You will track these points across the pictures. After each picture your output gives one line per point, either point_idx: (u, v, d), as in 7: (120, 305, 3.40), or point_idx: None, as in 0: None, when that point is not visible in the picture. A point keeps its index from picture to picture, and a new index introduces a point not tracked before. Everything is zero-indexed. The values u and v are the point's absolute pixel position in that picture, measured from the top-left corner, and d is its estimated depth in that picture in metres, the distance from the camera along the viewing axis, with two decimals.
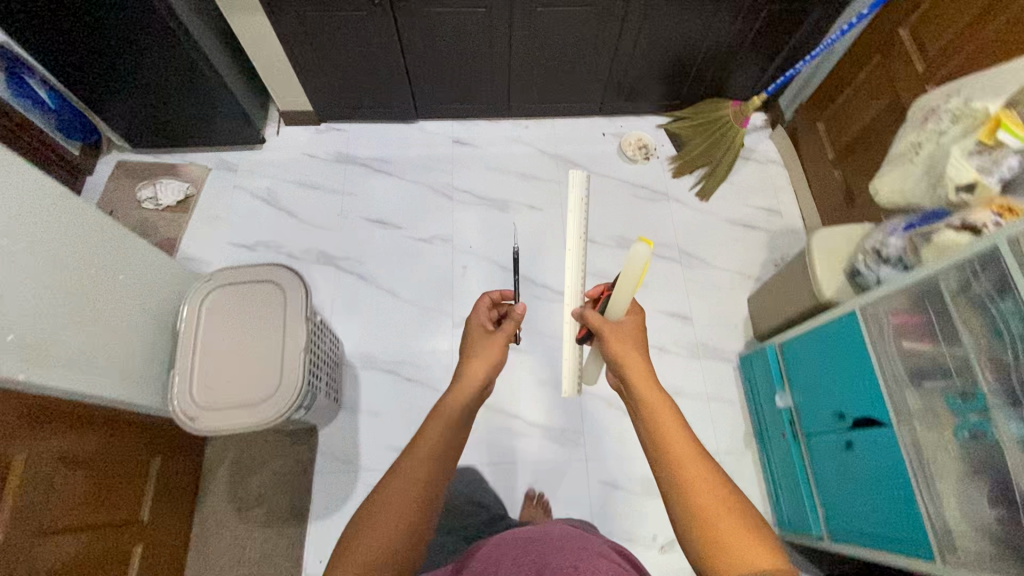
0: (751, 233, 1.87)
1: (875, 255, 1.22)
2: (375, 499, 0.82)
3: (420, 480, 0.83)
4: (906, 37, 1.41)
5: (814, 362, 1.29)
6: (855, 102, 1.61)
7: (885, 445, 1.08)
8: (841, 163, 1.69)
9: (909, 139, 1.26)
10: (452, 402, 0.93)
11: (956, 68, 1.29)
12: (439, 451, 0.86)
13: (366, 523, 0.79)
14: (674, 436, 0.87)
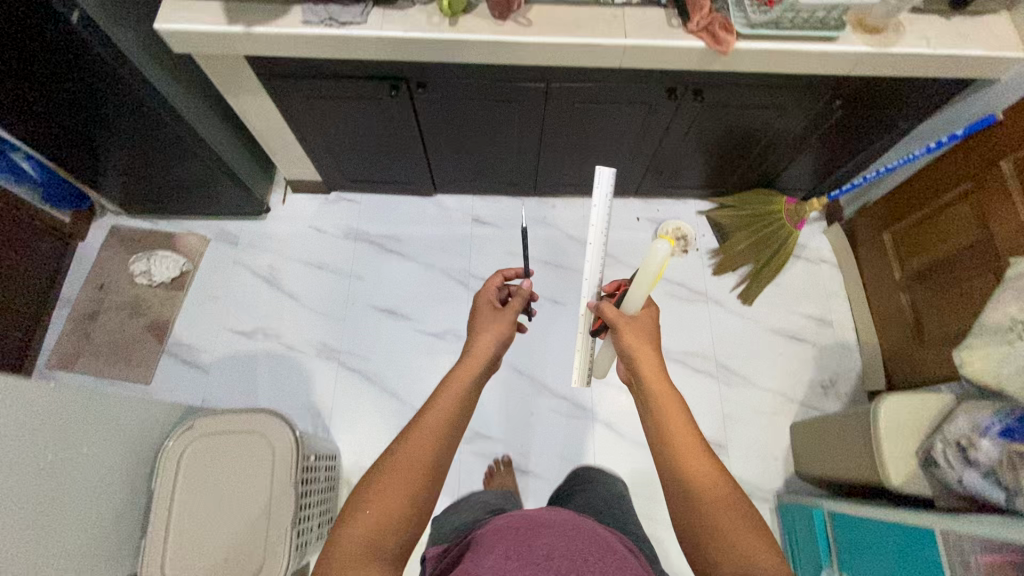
0: (797, 346, 1.68)
1: (959, 451, 1.07)
2: (368, 483, 0.74)
3: (421, 462, 0.75)
4: (1006, 171, 1.20)
5: (874, 554, 1.12)
6: (938, 226, 1.40)
7: None
8: (911, 289, 1.49)
9: (1010, 313, 1.07)
10: (460, 378, 0.85)
11: None
12: (441, 426, 0.79)
13: (361, 505, 0.71)
14: (679, 431, 0.84)
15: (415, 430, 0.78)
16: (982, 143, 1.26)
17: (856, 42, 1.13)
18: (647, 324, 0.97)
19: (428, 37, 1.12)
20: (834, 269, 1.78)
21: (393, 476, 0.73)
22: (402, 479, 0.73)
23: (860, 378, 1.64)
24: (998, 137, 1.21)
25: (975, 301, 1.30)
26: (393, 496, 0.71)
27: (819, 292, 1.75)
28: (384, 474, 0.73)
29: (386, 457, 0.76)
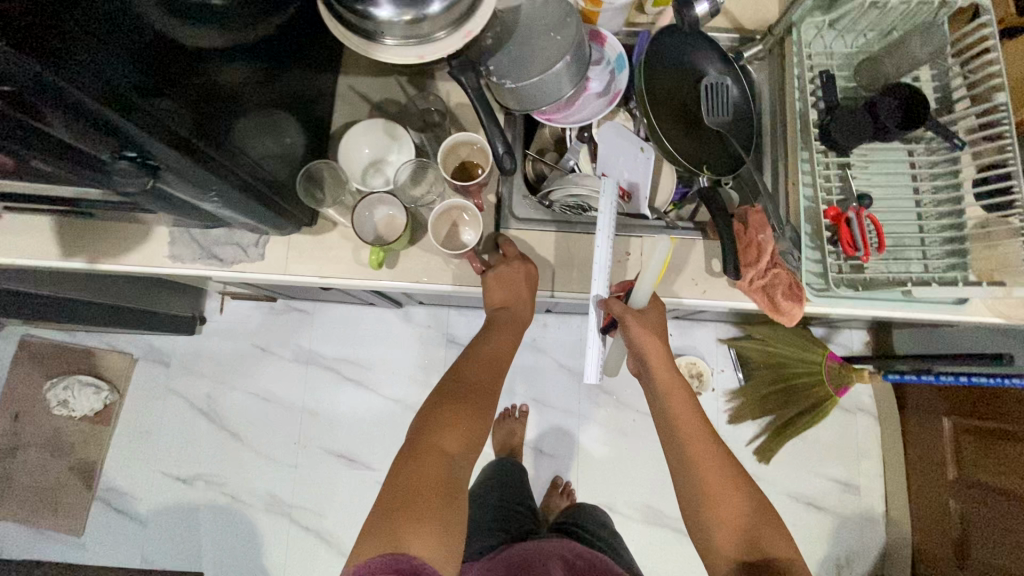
0: (816, 515, 1.47)
1: None
2: (433, 406, 0.69)
3: (486, 392, 0.72)
4: None
5: None
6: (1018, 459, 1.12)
7: None
8: (964, 499, 1.26)
9: None
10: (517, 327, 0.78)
11: None
12: (500, 365, 0.75)
13: (434, 426, 0.67)
14: (684, 418, 0.78)
15: (477, 361, 0.74)
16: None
17: (984, 313, 0.77)
18: (657, 307, 0.78)
19: (358, 283, 0.78)
20: (873, 421, 1.50)
21: (463, 398, 0.69)
22: (472, 405, 0.69)
23: (883, 560, 1.44)
24: None
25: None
26: (467, 417, 0.68)
27: (852, 450, 1.49)
28: (451, 398, 0.70)
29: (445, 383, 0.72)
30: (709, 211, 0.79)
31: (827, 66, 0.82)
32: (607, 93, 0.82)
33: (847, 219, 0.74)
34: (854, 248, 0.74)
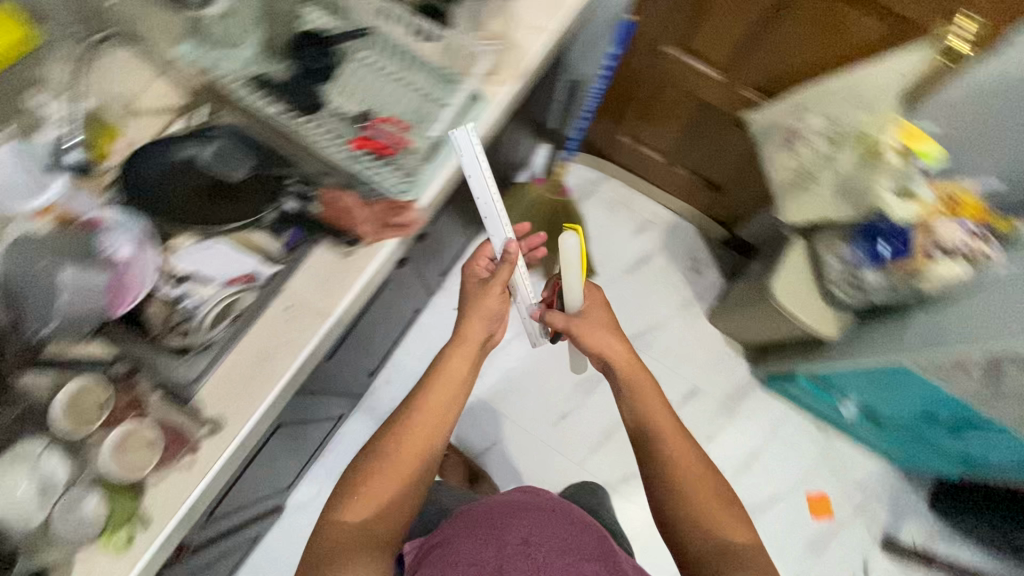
0: (655, 265, 1.71)
1: (853, 285, 1.16)
2: (358, 471, 0.85)
3: (408, 452, 0.87)
4: (676, 51, 1.25)
5: (861, 385, 1.33)
6: (661, 116, 1.43)
7: (987, 431, 1.19)
8: (678, 162, 1.55)
9: (785, 165, 1.15)
10: (454, 362, 0.93)
11: (759, 66, 1.15)
12: (429, 418, 0.89)
13: (354, 495, 0.83)
14: (658, 420, 0.88)
15: (416, 417, 0.89)
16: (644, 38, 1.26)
17: (498, 91, 0.96)
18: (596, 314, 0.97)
19: (144, 567, 0.74)
20: (613, 183, 1.77)
21: (383, 464, 0.85)
22: (390, 470, 0.85)
23: (710, 242, 1.72)
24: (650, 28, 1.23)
25: (741, 147, 1.37)
26: (375, 488, 0.83)
27: (625, 211, 1.74)
28: (372, 468, 0.85)
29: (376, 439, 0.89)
30: (306, 224, 0.90)
31: (252, 68, 0.91)
32: (137, 242, 0.82)
33: (368, 138, 0.89)
34: (387, 148, 0.89)
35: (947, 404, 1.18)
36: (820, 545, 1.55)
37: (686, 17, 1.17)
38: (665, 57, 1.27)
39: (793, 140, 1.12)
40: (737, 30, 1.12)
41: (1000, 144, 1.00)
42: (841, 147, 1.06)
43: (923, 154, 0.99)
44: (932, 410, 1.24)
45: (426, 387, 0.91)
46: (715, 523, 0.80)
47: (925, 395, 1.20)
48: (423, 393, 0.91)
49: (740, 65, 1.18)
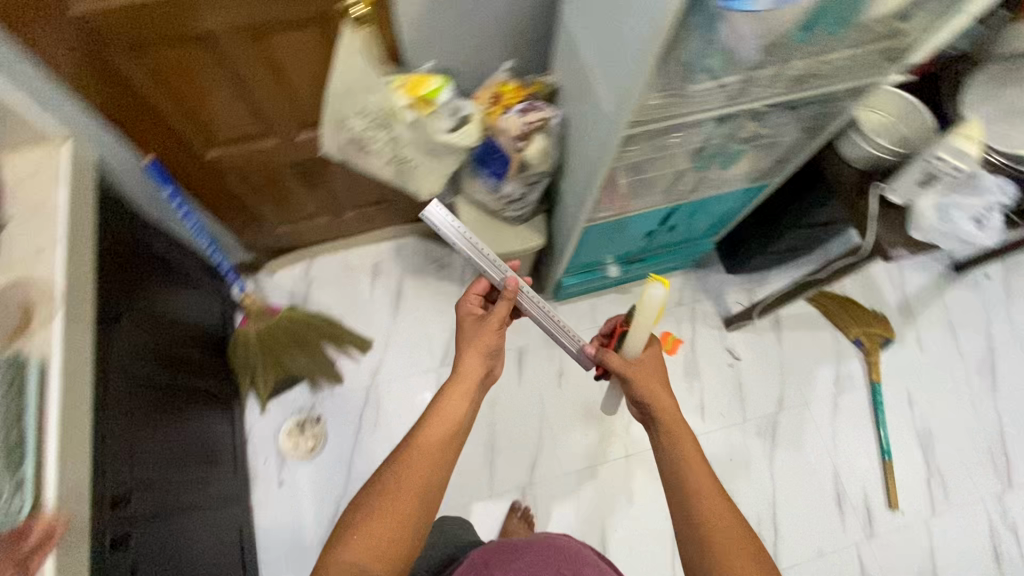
0: (411, 293, 1.75)
1: (511, 202, 1.25)
2: (367, 507, 0.83)
3: (414, 482, 0.85)
4: (219, 152, 1.19)
5: (598, 252, 1.46)
6: (278, 193, 1.39)
7: (683, 213, 1.37)
8: (341, 210, 1.56)
9: (380, 162, 1.17)
10: (459, 390, 0.97)
11: (286, 113, 1.12)
12: (434, 448, 0.89)
13: (360, 528, 0.80)
14: (686, 451, 0.90)
15: (423, 446, 0.89)
16: (183, 163, 1.18)
17: (48, 340, 0.86)
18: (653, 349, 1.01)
19: None
20: (319, 260, 1.77)
21: (388, 497, 0.83)
22: (397, 497, 0.83)
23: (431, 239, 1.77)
24: (176, 154, 1.15)
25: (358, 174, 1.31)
26: (378, 525, 0.80)
27: (350, 275, 1.76)
28: (382, 503, 0.83)
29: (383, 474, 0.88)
30: None
31: None
32: None
33: None
34: None
35: (644, 220, 1.34)
36: (691, 369, 1.72)
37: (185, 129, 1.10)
38: (215, 160, 1.20)
39: (362, 144, 1.13)
40: (226, 106, 1.07)
41: (483, 40, 1.08)
42: (391, 128, 1.08)
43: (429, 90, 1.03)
44: (645, 229, 1.39)
45: (430, 422, 0.92)
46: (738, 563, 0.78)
47: (628, 226, 1.35)
48: (430, 424, 0.92)
49: (268, 125, 1.15)
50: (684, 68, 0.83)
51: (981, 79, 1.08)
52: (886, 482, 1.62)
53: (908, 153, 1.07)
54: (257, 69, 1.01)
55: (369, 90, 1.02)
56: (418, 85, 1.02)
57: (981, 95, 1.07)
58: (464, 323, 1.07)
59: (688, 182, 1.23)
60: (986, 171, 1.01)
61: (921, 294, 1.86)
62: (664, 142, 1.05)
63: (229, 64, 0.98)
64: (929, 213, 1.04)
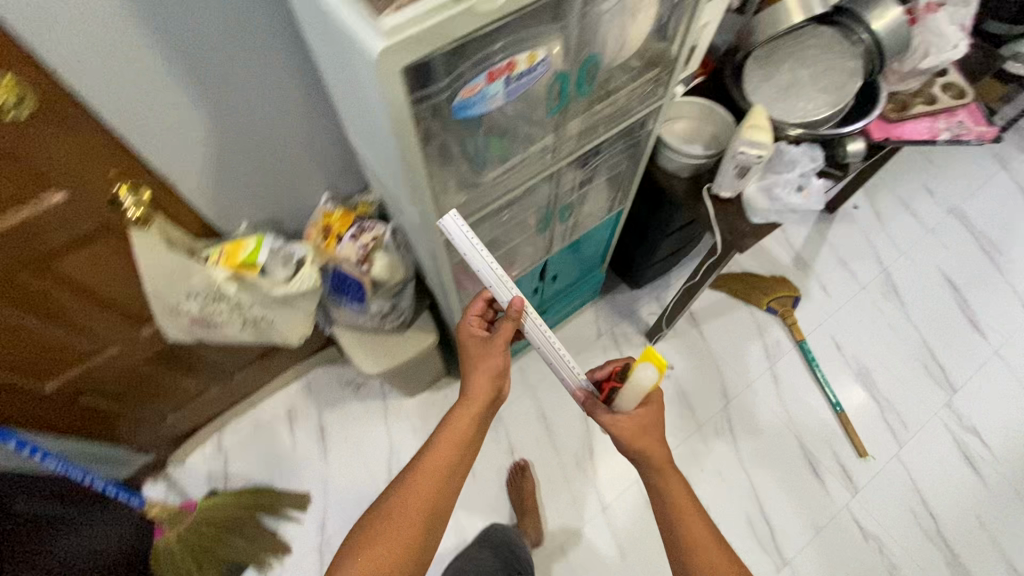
0: (335, 425, 1.66)
1: (386, 316, 1.21)
2: (376, 525, 0.78)
3: (419, 502, 0.80)
4: (63, 381, 1.10)
5: None
6: (147, 387, 1.30)
7: (558, 261, 1.38)
8: (228, 374, 1.49)
9: (233, 327, 1.11)
10: (465, 415, 0.86)
11: (120, 318, 1.05)
12: (442, 466, 0.83)
13: (365, 550, 0.76)
14: (685, 509, 0.83)
15: (428, 472, 0.83)
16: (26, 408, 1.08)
17: None
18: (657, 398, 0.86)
19: None
20: (229, 429, 1.65)
21: (395, 517, 0.79)
22: (403, 517, 0.79)
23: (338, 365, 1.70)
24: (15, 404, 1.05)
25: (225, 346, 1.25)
26: (386, 541, 0.77)
27: (266, 431, 1.65)
28: (389, 525, 0.78)
29: (393, 488, 0.83)
30: None
31: None
32: None
33: None
34: None
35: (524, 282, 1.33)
36: None
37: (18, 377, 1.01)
38: (61, 388, 1.11)
39: (206, 319, 1.07)
40: (48, 339, 0.99)
41: (293, 184, 1.06)
42: (228, 298, 1.02)
43: (247, 257, 0.97)
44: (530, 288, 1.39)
45: (438, 440, 0.85)
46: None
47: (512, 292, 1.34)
48: (439, 441, 0.85)
49: (106, 338, 1.07)
50: (469, 159, 0.84)
51: (753, 67, 1.17)
52: (847, 432, 1.64)
53: (718, 150, 1.15)
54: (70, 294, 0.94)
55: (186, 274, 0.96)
56: (235, 257, 0.97)
57: (757, 81, 1.16)
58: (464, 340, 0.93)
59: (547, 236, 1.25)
60: (786, 144, 1.11)
61: (808, 243, 1.95)
62: (498, 217, 1.06)
63: (42, 303, 0.91)
64: (759, 197, 1.11)
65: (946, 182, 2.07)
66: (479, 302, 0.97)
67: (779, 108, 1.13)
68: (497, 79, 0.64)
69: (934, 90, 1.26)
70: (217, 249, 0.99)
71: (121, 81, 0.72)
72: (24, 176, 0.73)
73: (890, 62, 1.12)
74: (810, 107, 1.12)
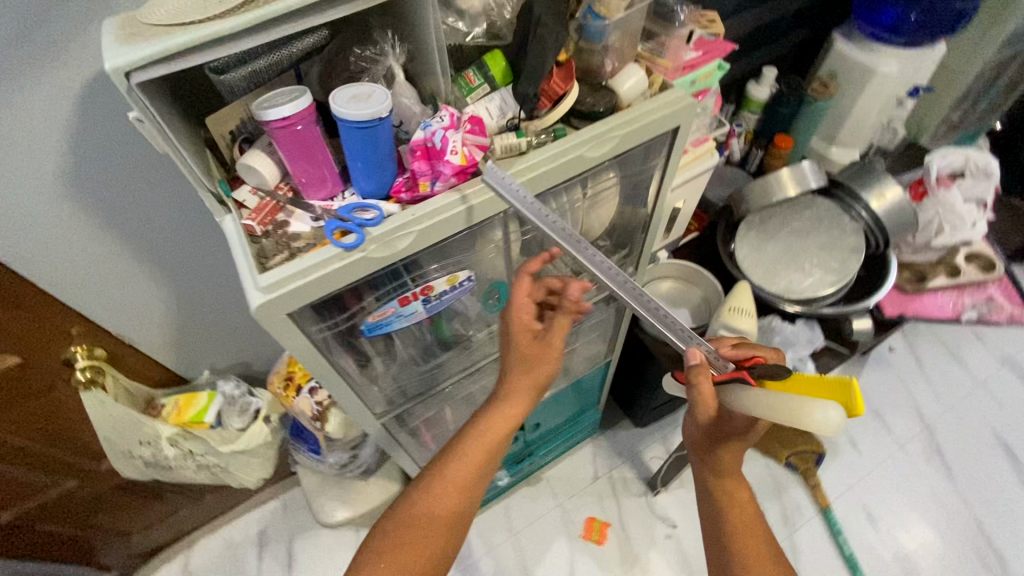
0: (305, 555, 1.49)
1: (347, 465, 1.16)
2: (389, 533, 0.67)
3: (441, 511, 0.67)
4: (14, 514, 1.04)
5: None
6: (106, 510, 1.23)
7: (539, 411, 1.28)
8: (203, 499, 1.41)
9: (187, 473, 1.06)
10: (498, 424, 0.70)
11: (76, 454, 1.02)
12: (469, 476, 0.69)
13: (381, 556, 0.65)
14: (754, 540, 0.66)
15: (456, 479, 0.69)
16: None
17: None
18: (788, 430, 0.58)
19: None
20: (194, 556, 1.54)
21: (410, 529, 0.66)
22: (418, 532, 0.66)
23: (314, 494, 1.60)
24: None
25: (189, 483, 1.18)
26: (403, 556, 0.65)
27: (233, 554, 1.50)
28: (405, 536, 0.66)
29: (411, 491, 0.69)
30: None
31: None
32: None
33: None
34: None
35: None
36: (627, 557, 1.47)
37: None
38: (13, 520, 1.05)
39: (158, 464, 1.02)
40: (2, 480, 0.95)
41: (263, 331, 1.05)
42: (181, 444, 0.99)
43: (194, 414, 0.97)
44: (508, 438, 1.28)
45: (468, 440, 0.70)
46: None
47: None
48: (469, 443, 0.70)
49: (63, 473, 1.03)
50: (415, 343, 0.80)
51: (747, 232, 1.11)
52: None
53: (703, 322, 1.07)
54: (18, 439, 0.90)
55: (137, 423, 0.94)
56: (183, 412, 0.97)
57: (750, 248, 1.10)
58: (501, 326, 0.71)
59: None
60: (780, 320, 1.03)
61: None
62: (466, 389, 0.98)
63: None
64: None
65: (1000, 332, 1.85)
66: (526, 273, 0.68)
67: (772, 279, 1.06)
68: (412, 300, 0.62)
69: (959, 260, 1.12)
70: (173, 400, 0.99)
71: (71, 254, 0.73)
72: None
73: (897, 238, 1.04)
74: (805, 284, 1.05)
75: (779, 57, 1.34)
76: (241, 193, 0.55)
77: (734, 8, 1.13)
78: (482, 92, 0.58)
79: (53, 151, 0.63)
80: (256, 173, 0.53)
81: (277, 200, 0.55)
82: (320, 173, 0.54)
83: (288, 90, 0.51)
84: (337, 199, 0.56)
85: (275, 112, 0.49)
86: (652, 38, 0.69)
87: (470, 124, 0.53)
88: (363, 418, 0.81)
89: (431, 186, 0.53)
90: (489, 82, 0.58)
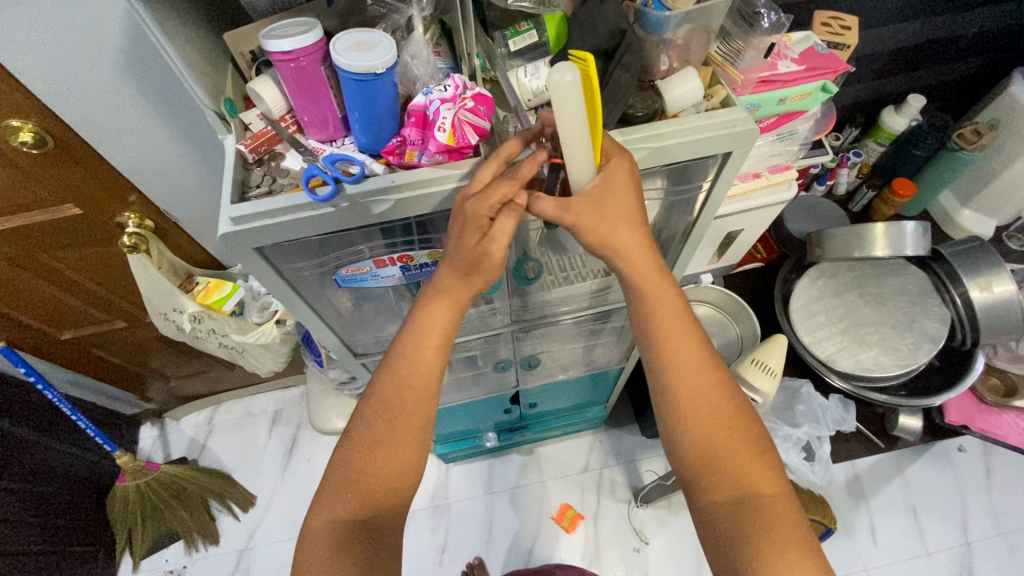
0: (307, 443, 1.55)
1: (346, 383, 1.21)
2: (348, 464, 0.58)
3: (402, 421, 0.58)
4: (71, 336, 1.19)
5: (462, 424, 1.30)
6: (155, 355, 1.37)
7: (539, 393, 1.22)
8: (230, 374, 1.55)
9: (207, 347, 1.14)
10: (445, 310, 0.58)
11: (123, 300, 1.14)
12: (421, 375, 0.59)
13: (347, 474, 0.57)
14: (688, 343, 0.57)
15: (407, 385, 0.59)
16: (38, 351, 1.17)
17: None
18: (599, 202, 0.48)
19: None
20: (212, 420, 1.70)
21: (370, 453, 0.58)
22: (383, 446, 0.58)
23: None
24: (27, 341, 1.12)
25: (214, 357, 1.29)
26: (371, 483, 0.57)
27: (248, 421, 1.59)
28: (371, 462, 0.57)
29: (365, 413, 0.60)
30: None
31: None
32: None
33: None
34: None
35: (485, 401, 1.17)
36: (591, 557, 1.33)
37: (34, 323, 1.10)
38: (71, 339, 1.20)
39: (180, 334, 1.10)
40: (61, 303, 1.08)
41: None
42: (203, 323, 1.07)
43: (217, 300, 1.04)
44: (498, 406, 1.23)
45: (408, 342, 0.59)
46: (773, 529, 0.50)
47: (482, 406, 1.19)
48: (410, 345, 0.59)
49: (113, 312, 1.16)
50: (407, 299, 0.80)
51: (812, 281, 0.98)
52: None
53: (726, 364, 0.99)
54: (75, 272, 1.02)
55: (171, 294, 1.01)
56: (208, 295, 1.04)
57: (810, 299, 0.96)
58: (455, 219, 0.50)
59: (528, 376, 1.13)
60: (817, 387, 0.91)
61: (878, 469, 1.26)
62: (459, 354, 0.98)
63: (51, 272, 1.00)
64: None
65: None
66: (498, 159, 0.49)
67: (823, 341, 0.92)
68: (389, 264, 0.63)
69: None
70: (205, 281, 1.06)
71: (128, 124, 0.78)
72: (43, 189, 0.82)
73: (993, 338, 0.87)
74: (860, 358, 0.90)
75: (928, 89, 1.13)
76: (248, 115, 0.55)
77: (891, 17, 0.95)
78: (528, 40, 0.52)
79: (117, 22, 0.66)
80: (262, 100, 0.53)
81: (278, 132, 0.54)
82: (323, 115, 0.52)
83: (300, 22, 0.48)
84: (336, 144, 0.55)
85: (276, 44, 0.46)
86: (731, 42, 0.61)
87: (474, 102, 0.49)
88: (342, 353, 0.82)
89: (417, 158, 0.51)
90: (538, 28, 0.52)
